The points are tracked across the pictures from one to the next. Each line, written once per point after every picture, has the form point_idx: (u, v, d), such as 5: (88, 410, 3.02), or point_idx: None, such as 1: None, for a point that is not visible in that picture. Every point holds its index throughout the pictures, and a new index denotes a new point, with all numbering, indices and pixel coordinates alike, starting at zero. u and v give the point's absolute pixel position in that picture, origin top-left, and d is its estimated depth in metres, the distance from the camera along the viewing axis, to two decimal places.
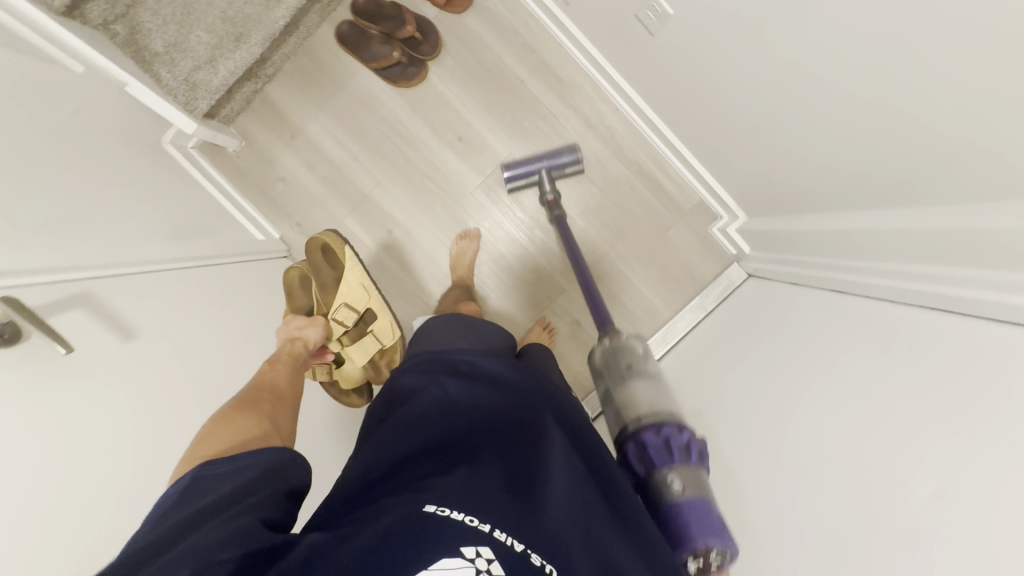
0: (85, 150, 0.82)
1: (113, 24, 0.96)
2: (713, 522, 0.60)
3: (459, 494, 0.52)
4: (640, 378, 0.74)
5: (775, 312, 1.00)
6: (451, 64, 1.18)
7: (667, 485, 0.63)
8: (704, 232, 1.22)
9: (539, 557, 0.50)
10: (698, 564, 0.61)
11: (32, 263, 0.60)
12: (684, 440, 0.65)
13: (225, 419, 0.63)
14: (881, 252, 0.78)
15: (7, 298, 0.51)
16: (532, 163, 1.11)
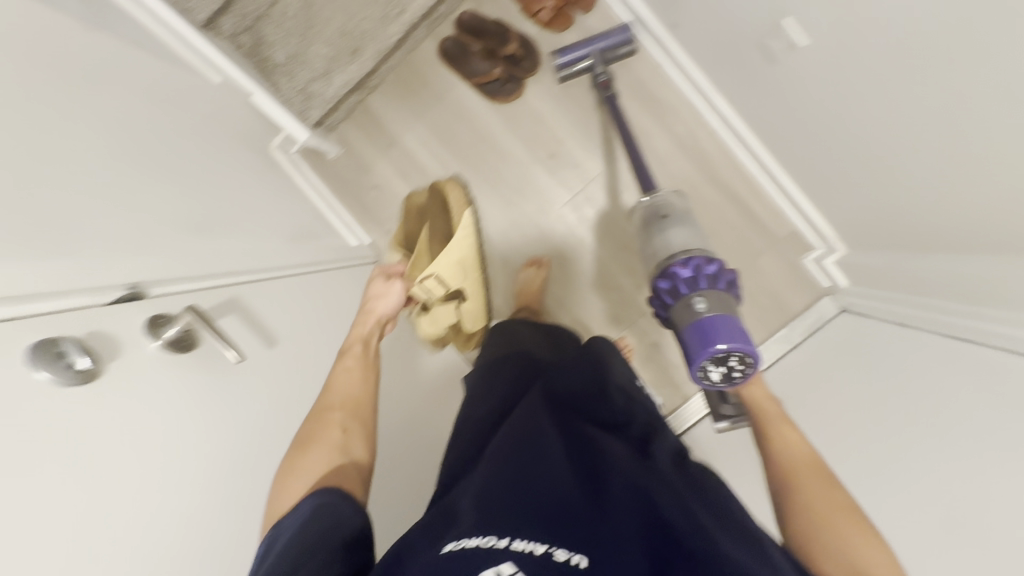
0: (222, 158, 0.87)
1: (241, 36, 1.03)
2: (733, 330, 0.67)
3: (474, 523, 0.54)
4: (678, 226, 0.82)
5: (875, 352, 0.96)
6: (549, 81, 1.19)
7: (692, 306, 0.71)
8: (795, 262, 1.19)
9: (562, 553, 0.51)
10: (722, 372, 0.69)
11: (195, 270, 0.64)
12: (712, 267, 0.73)
13: (286, 466, 0.59)
14: (1006, 302, 0.74)
15: (194, 308, 0.54)
16: (585, 47, 1.09)
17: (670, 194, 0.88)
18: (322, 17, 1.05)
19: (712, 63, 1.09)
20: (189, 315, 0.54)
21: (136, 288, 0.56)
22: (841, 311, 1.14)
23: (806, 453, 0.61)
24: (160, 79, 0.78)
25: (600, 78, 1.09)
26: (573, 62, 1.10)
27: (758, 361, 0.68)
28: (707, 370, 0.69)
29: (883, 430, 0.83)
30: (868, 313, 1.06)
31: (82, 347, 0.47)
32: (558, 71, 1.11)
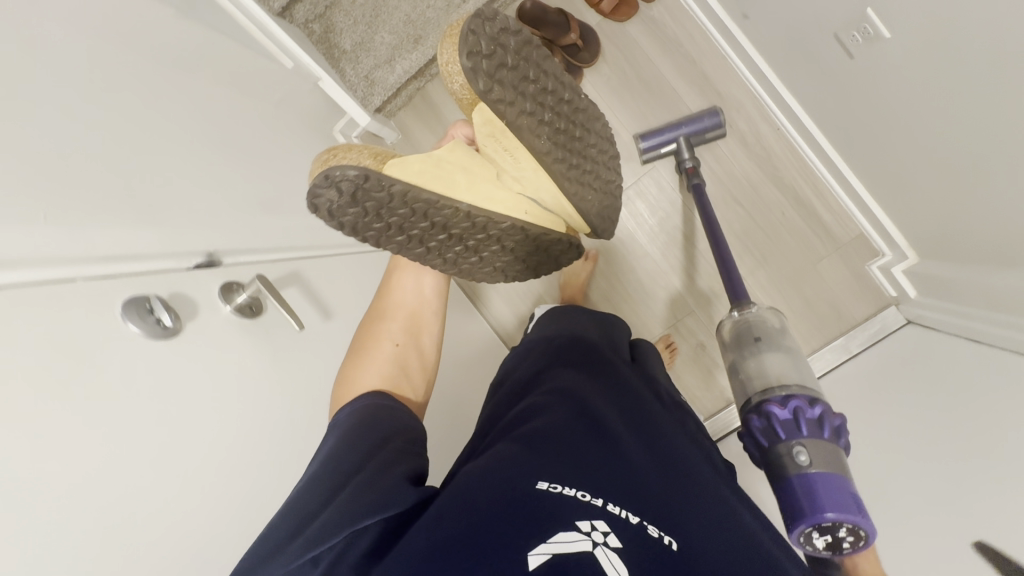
0: (291, 142, 0.92)
1: (312, 24, 1.08)
2: (844, 496, 0.57)
3: (565, 470, 0.52)
4: (773, 348, 0.70)
5: (942, 368, 0.91)
6: (607, 72, 1.18)
7: (792, 455, 0.60)
8: (860, 269, 1.13)
9: (655, 530, 0.49)
10: (828, 541, 0.58)
11: (265, 245, 0.69)
12: (817, 413, 0.61)
13: (355, 358, 0.66)
14: None
15: (262, 278, 0.59)
16: (670, 132, 1.09)
17: (764, 311, 0.76)
18: (387, 5, 1.08)
19: (780, 56, 1.05)
20: (258, 283, 0.59)
21: (212, 256, 0.60)
22: (908, 322, 1.08)
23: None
24: (240, 65, 0.83)
25: (687, 164, 1.07)
26: (659, 147, 1.09)
27: (874, 535, 0.57)
28: (811, 535, 0.59)
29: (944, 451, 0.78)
30: (937, 326, 1.00)
31: (167, 306, 0.51)
32: (643, 155, 1.11)
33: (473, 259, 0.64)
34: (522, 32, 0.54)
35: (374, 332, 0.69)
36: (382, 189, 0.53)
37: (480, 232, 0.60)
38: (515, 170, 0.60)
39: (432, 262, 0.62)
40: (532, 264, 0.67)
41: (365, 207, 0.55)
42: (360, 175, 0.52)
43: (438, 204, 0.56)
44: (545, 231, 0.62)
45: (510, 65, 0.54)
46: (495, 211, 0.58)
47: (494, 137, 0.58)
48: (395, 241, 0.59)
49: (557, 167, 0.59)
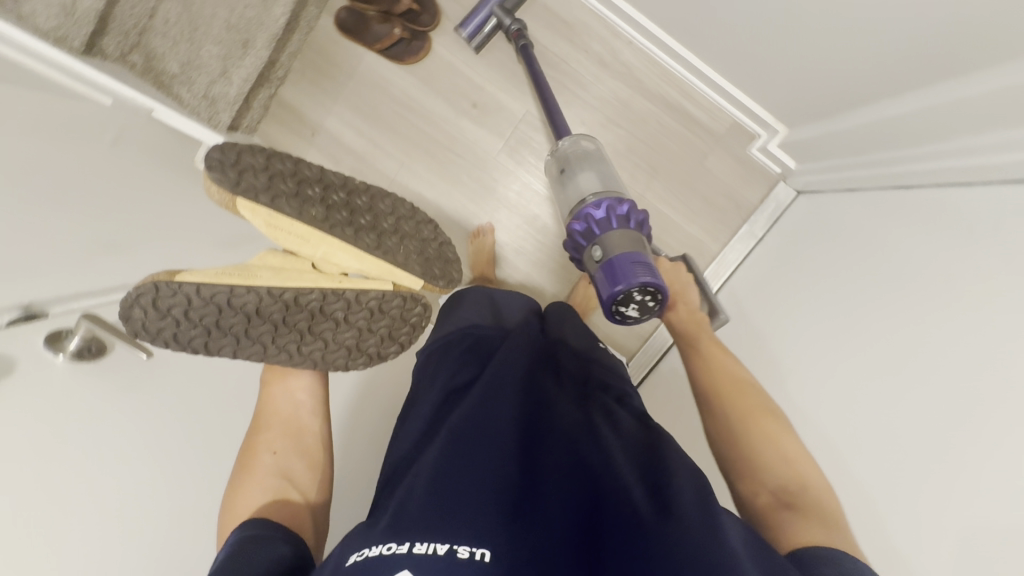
0: (138, 179, 0.87)
1: (130, 55, 0.96)
2: (628, 266, 0.65)
3: (389, 528, 0.54)
4: (579, 171, 0.79)
5: (835, 223, 0.96)
6: (453, 29, 1.16)
7: (592, 256, 0.70)
8: (742, 155, 1.16)
9: (466, 549, 0.50)
10: (637, 309, 0.67)
11: (93, 289, 0.69)
12: (603, 212, 0.70)
13: (238, 481, 0.70)
14: (960, 126, 0.74)
15: (95, 317, 0.63)
16: (483, 9, 1.10)
17: (575, 141, 0.84)
18: (204, 16, 1.00)
19: None
20: (86, 322, 0.63)
21: (32, 308, 0.62)
22: (797, 193, 1.12)
23: (725, 371, 0.71)
24: (49, 110, 0.76)
25: (511, 30, 1.09)
26: (481, 29, 1.12)
27: (664, 287, 0.65)
28: (620, 309, 0.67)
29: (846, 293, 0.83)
30: (822, 189, 1.04)
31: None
32: (472, 42, 1.13)
33: (316, 345, 0.67)
34: (265, 148, 0.64)
35: (254, 450, 0.73)
36: (175, 292, 0.59)
37: (301, 311, 0.64)
38: (316, 252, 0.68)
39: (274, 353, 0.66)
40: (380, 331, 0.69)
41: (174, 314, 0.60)
42: (150, 286, 0.58)
43: (238, 292, 0.61)
44: (362, 290, 0.66)
45: (286, 174, 0.64)
46: (302, 286, 0.63)
47: (278, 229, 0.65)
48: (223, 342, 0.64)
49: (347, 232, 0.67)
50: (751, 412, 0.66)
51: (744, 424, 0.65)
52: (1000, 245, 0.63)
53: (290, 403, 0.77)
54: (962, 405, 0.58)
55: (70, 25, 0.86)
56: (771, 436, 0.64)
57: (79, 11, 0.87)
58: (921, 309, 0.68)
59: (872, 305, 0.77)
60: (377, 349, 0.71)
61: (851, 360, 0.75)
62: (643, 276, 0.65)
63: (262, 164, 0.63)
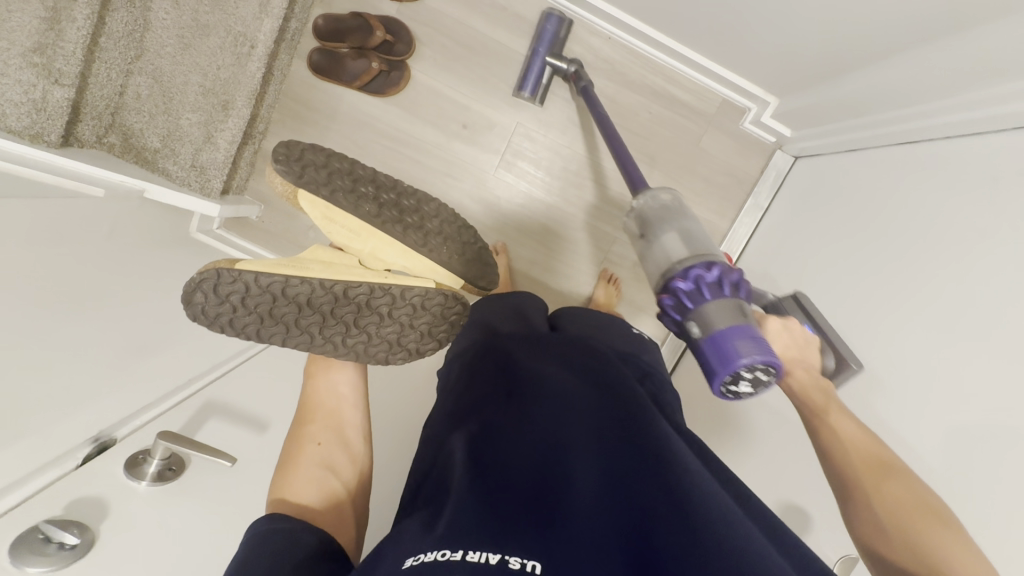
0: (148, 270, 0.85)
1: (106, 137, 0.96)
2: (731, 350, 0.56)
3: (435, 530, 0.43)
4: (662, 231, 0.66)
5: (834, 184, 0.98)
6: (430, 53, 1.13)
7: (687, 331, 0.60)
8: (736, 130, 1.17)
9: (519, 559, 0.39)
10: (749, 386, 0.58)
11: (150, 395, 0.67)
12: (691, 282, 0.60)
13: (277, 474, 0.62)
14: (954, 80, 0.76)
15: (167, 432, 0.58)
16: (535, 62, 1.11)
17: (652, 195, 0.71)
18: (177, 83, 0.96)
19: None
20: (161, 440, 0.58)
21: (101, 439, 0.60)
22: (795, 158, 1.14)
23: (865, 459, 0.55)
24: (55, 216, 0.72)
25: (569, 73, 1.09)
26: (539, 82, 1.12)
27: (779, 366, 0.56)
28: (731, 388, 0.58)
29: (852, 251, 0.86)
30: (819, 153, 1.06)
31: (60, 525, 0.50)
32: (535, 98, 1.14)
33: (360, 336, 0.64)
34: (327, 148, 0.64)
35: (294, 445, 0.65)
36: (235, 280, 0.58)
37: (349, 304, 0.61)
38: (366, 248, 0.67)
39: (319, 344, 0.64)
40: (422, 327, 0.66)
41: (230, 301, 0.59)
42: (213, 273, 0.57)
43: (292, 283, 0.59)
44: (407, 285, 0.62)
45: (342, 173, 0.64)
46: (352, 279, 0.61)
47: (331, 221, 0.65)
48: (273, 330, 0.62)
49: (397, 229, 0.65)
50: (902, 508, 0.51)
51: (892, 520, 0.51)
52: (1018, 190, 0.64)
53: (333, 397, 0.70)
54: (991, 349, 0.59)
55: (43, 121, 0.81)
56: (926, 538, 0.49)
57: (50, 104, 0.82)
58: (946, 261, 0.69)
59: (889, 261, 0.78)
60: (416, 344, 0.67)
61: (862, 314, 0.78)
62: (752, 354, 0.55)
63: (321, 163, 0.63)
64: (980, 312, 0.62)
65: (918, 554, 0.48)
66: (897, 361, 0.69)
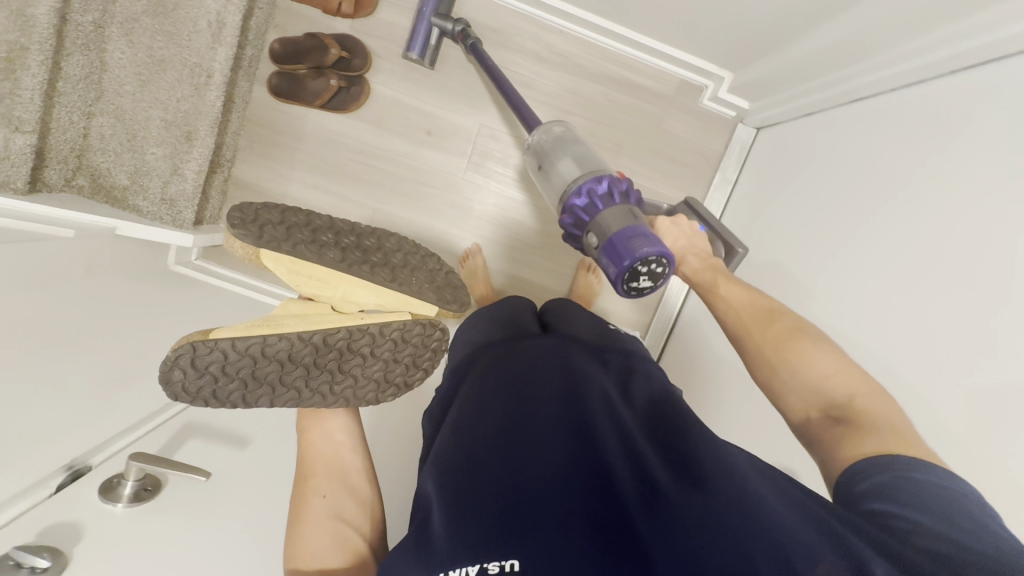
0: (123, 303, 0.86)
1: (75, 179, 0.98)
2: (619, 248, 0.58)
3: (422, 544, 0.47)
4: (558, 163, 0.70)
5: (796, 149, 1.00)
6: (388, 66, 1.15)
7: (589, 244, 0.62)
8: (697, 109, 1.19)
9: (494, 563, 0.42)
10: (648, 279, 0.59)
11: (125, 423, 0.67)
12: (585, 198, 0.63)
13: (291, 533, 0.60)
14: (896, 35, 0.78)
15: (139, 454, 0.58)
16: (421, 23, 1.08)
17: (546, 129, 0.76)
18: (140, 119, 0.98)
19: None
20: (135, 462, 0.58)
21: (75, 466, 0.60)
22: (758, 130, 1.16)
23: (750, 309, 0.65)
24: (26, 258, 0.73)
25: (455, 33, 1.06)
26: (427, 43, 1.10)
27: (665, 253, 0.57)
28: (633, 287, 0.60)
29: (818, 210, 0.88)
30: (779, 121, 1.08)
31: (33, 550, 0.50)
32: (424, 60, 1.12)
33: (346, 382, 0.64)
34: (280, 204, 0.65)
35: (299, 500, 0.63)
36: (212, 350, 0.59)
37: (330, 351, 0.62)
38: (338, 293, 0.67)
39: (308, 397, 0.64)
40: (406, 360, 0.65)
41: (212, 371, 0.60)
42: (188, 347, 0.58)
43: (270, 341, 0.60)
44: (384, 322, 0.63)
45: (300, 225, 0.64)
46: (328, 327, 0.62)
47: (299, 276, 0.65)
48: (261, 393, 0.63)
49: (364, 271, 0.65)
50: (779, 341, 0.61)
51: (776, 352, 0.60)
52: (968, 131, 0.65)
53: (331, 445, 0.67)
54: (957, 290, 0.60)
55: (8, 168, 0.83)
56: (802, 359, 0.58)
57: (14, 151, 0.83)
58: (903, 207, 0.71)
59: (856, 218, 0.79)
60: (403, 377, 0.67)
61: (832, 269, 0.79)
62: (643, 246, 0.56)
63: (277, 219, 0.63)
64: (939, 253, 0.63)
65: (800, 376, 0.58)
66: (870, 314, 0.70)
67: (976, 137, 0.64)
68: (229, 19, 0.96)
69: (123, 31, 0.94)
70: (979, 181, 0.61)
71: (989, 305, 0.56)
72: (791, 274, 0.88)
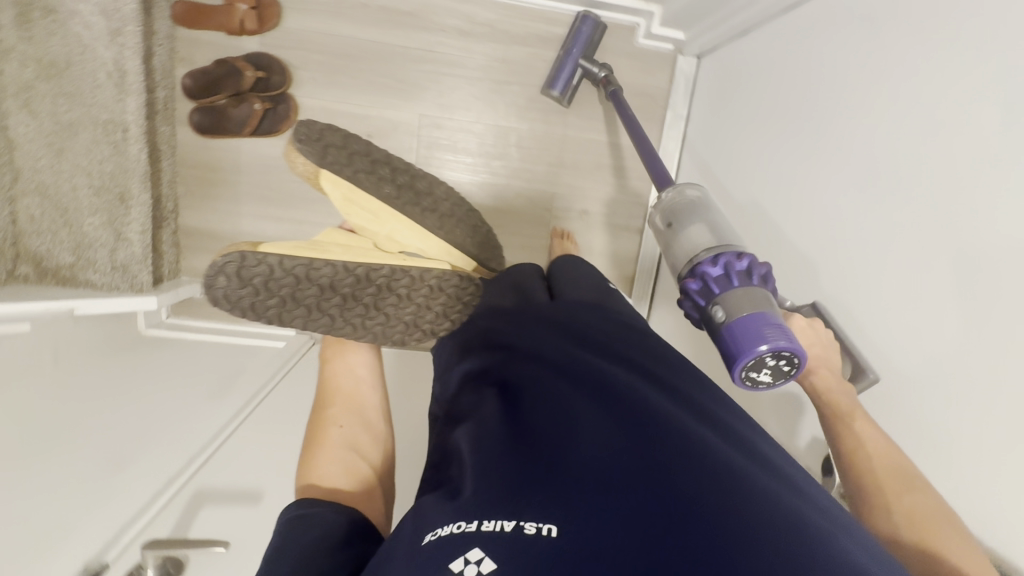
0: (102, 384, 0.83)
1: (17, 268, 0.92)
2: (759, 330, 0.50)
3: (450, 500, 0.39)
4: (691, 222, 0.61)
5: (744, 69, 0.97)
6: (309, 75, 1.09)
7: (712, 315, 0.54)
8: (634, 49, 1.15)
9: (533, 523, 0.35)
10: (772, 372, 0.52)
11: (132, 507, 0.65)
12: (721, 268, 0.55)
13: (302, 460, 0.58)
14: None
15: (153, 543, 0.60)
16: (568, 64, 1.09)
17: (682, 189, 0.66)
18: (66, 192, 0.93)
19: None
20: (150, 551, 0.60)
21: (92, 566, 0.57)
22: (698, 58, 1.13)
23: (884, 463, 0.53)
24: None
25: (601, 77, 1.07)
26: (568, 83, 1.10)
27: (805, 357, 0.51)
28: (750, 375, 0.52)
29: (785, 121, 0.84)
30: (718, 45, 1.05)
31: None
32: (564, 98, 1.12)
33: (379, 319, 0.61)
34: (345, 131, 0.62)
35: (314, 428, 0.62)
36: (260, 262, 0.54)
37: (371, 285, 0.58)
38: (384, 231, 0.63)
39: (341, 328, 0.60)
40: (439, 310, 0.62)
41: (254, 285, 0.55)
42: (236, 255, 0.53)
43: (317, 265, 0.56)
44: (427, 264, 0.60)
45: (361, 154, 0.61)
46: (373, 260, 0.58)
47: (352, 205, 0.61)
48: (296, 315, 0.58)
49: (416, 211, 0.62)
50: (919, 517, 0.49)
51: (910, 528, 0.49)
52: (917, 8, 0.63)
53: (348, 380, 0.66)
54: (933, 181, 0.59)
55: None
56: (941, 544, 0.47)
57: None
58: (869, 103, 0.68)
59: (814, 133, 0.78)
60: (434, 328, 0.64)
61: (816, 178, 0.76)
62: (780, 340, 0.49)
63: (339, 146, 0.60)
64: (917, 139, 0.61)
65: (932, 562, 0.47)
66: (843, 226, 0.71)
67: (910, 28, 0.63)
68: (128, 64, 0.92)
69: (19, 102, 0.88)
70: (924, 71, 0.61)
71: (953, 201, 0.56)
72: (769, 196, 0.86)
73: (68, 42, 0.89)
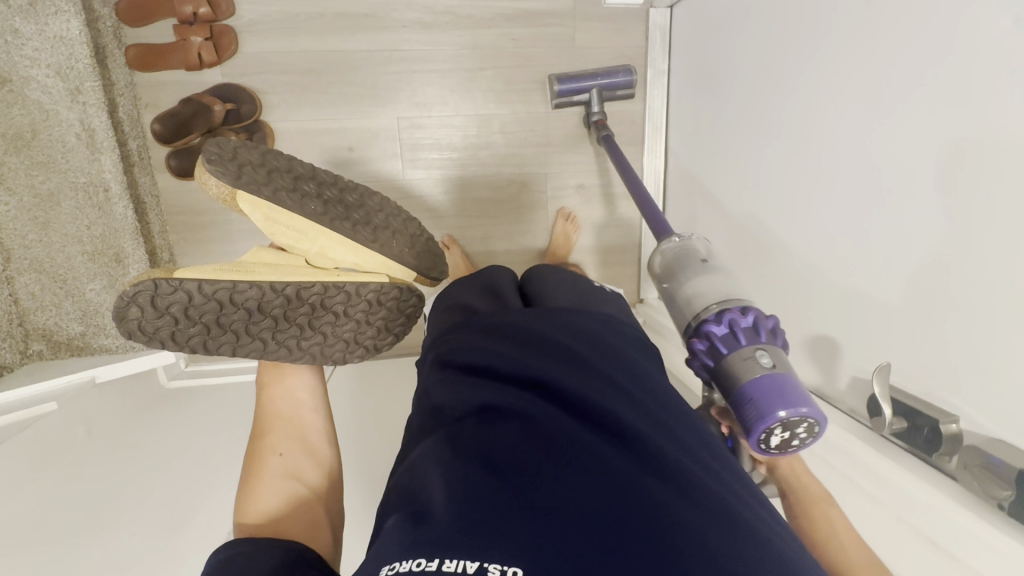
0: (144, 442, 0.81)
1: (31, 347, 0.91)
2: (803, 394, 0.55)
3: (414, 530, 0.38)
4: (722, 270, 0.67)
5: (720, 13, 0.93)
6: (278, 97, 1.06)
7: (757, 359, 0.56)
8: (603, 12, 1.11)
9: (500, 564, 0.34)
10: (785, 438, 0.56)
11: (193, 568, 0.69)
12: (770, 323, 0.59)
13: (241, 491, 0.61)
14: None
15: None
16: (589, 81, 1.08)
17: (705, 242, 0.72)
18: (61, 263, 0.92)
19: None
20: None
21: None
22: (671, 8, 1.10)
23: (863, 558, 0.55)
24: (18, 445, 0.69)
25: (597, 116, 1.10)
26: (573, 95, 1.10)
27: (818, 433, 0.57)
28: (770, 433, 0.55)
29: (776, 63, 0.80)
30: None
31: None
32: (557, 98, 1.10)
33: (315, 337, 0.67)
34: (260, 147, 0.66)
35: (253, 456, 0.65)
36: (176, 289, 0.58)
37: (302, 305, 0.64)
38: (314, 247, 0.69)
39: (273, 349, 0.66)
40: (378, 324, 0.72)
41: (172, 312, 0.59)
42: (149, 284, 0.57)
43: (240, 288, 0.60)
44: (363, 281, 0.67)
45: (279, 172, 0.66)
46: (302, 280, 0.64)
47: (275, 223, 0.66)
48: (222, 340, 0.63)
49: (345, 228, 0.68)
50: None
51: None
52: None
53: (287, 406, 0.70)
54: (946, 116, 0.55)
55: None
56: None
57: None
58: (868, 33, 0.64)
59: (807, 73, 0.74)
60: (373, 341, 0.73)
61: (818, 118, 0.73)
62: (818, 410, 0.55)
63: (257, 164, 0.64)
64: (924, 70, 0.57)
65: None
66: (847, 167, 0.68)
67: None
68: (96, 122, 0.89)
69: None
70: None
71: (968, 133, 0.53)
72: (772, 141, 0.83)
73: (29, 110, 0.87)
